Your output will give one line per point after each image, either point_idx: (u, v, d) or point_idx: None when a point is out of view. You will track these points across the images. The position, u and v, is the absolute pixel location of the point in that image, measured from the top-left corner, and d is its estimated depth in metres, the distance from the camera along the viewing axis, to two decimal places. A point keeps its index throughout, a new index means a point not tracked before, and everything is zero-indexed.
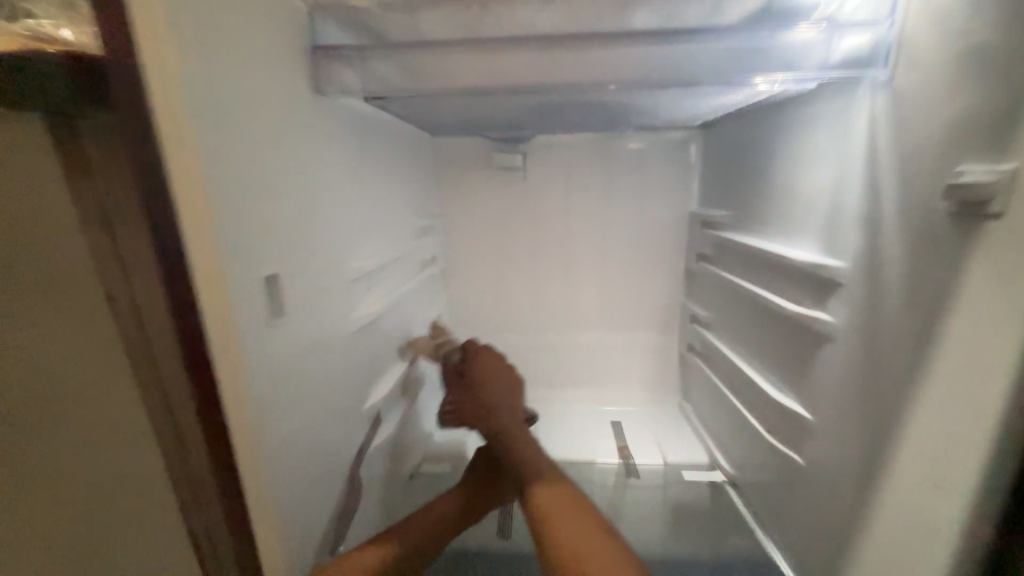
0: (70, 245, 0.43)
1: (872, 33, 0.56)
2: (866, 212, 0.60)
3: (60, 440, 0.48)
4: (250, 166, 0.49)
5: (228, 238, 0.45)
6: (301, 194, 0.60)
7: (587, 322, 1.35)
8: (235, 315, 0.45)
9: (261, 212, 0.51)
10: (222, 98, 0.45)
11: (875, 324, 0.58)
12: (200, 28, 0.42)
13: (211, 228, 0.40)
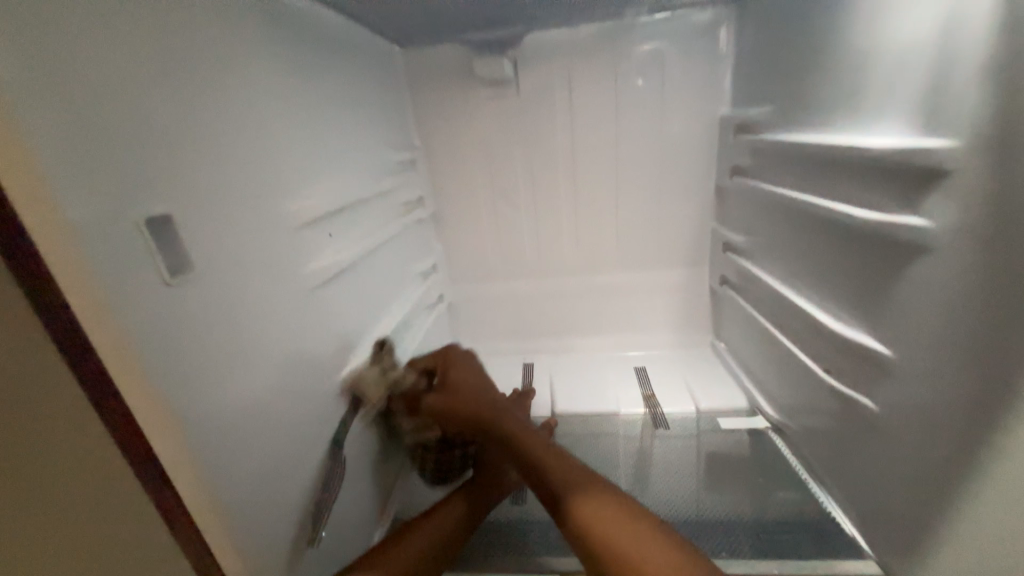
0: None
1: None
2: (991, 58, 0.41)
3: None
4: (81, 47, 0.34)
5: (51, 147, 0.32)
6: (202, 113, 0.46)
7: (601, 260, 1.20)
8: (86, 259, 0.33)
9: (115, 118, 0.37)
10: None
11: (996, 215, 0.42)
12: None
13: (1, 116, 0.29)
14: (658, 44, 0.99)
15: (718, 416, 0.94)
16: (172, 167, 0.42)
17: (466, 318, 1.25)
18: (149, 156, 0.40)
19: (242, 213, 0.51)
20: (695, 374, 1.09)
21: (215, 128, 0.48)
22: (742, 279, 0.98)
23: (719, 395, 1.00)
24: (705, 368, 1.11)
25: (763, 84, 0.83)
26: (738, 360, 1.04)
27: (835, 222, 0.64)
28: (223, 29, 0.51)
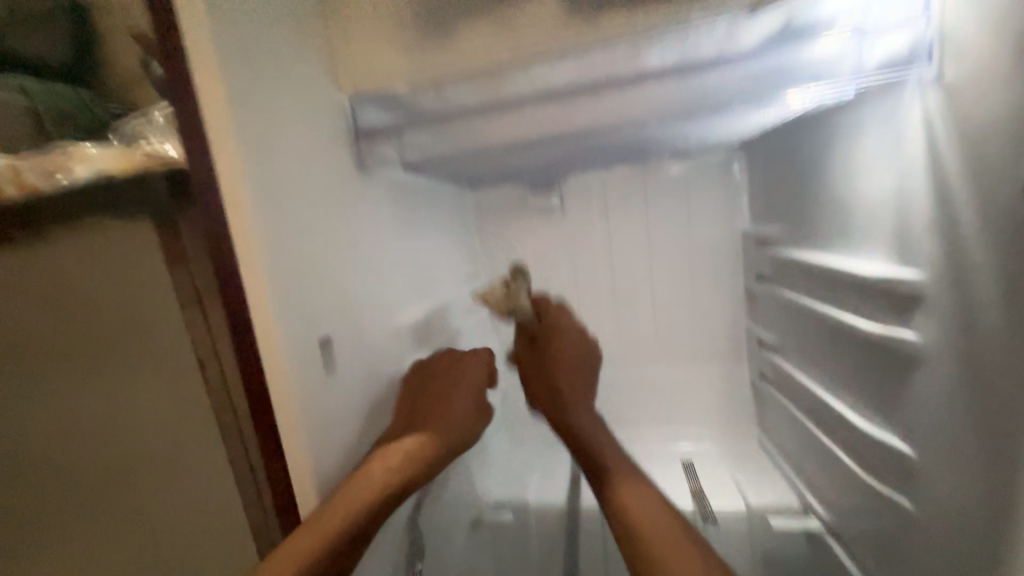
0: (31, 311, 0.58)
1: (906, 33, 0.53)
2: (935, 215, 0.54)
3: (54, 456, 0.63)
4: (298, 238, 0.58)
5: (282, 293, 0.54)
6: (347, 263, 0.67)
7: (642, 353, 1.29)
8: (284, 358, 0.54)
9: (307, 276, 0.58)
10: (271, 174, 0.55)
11: (973, 340, 0.51)
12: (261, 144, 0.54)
13: (264, 274, 0.52)
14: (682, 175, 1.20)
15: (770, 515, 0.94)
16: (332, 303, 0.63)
17: None
18: (324, 295, 0.61)
19: (367, 329, 0.70)
20: (743, 469, 1.10)
21: (354, 271, 0.69)
22: (779, 375, 1.04)
23: (770, 492, 1.00)
24: (754, 464, 1.12)
25: (773, 208, 0.99)
26: (786, 457, 1.05)
27: (847, 330, 0.73)
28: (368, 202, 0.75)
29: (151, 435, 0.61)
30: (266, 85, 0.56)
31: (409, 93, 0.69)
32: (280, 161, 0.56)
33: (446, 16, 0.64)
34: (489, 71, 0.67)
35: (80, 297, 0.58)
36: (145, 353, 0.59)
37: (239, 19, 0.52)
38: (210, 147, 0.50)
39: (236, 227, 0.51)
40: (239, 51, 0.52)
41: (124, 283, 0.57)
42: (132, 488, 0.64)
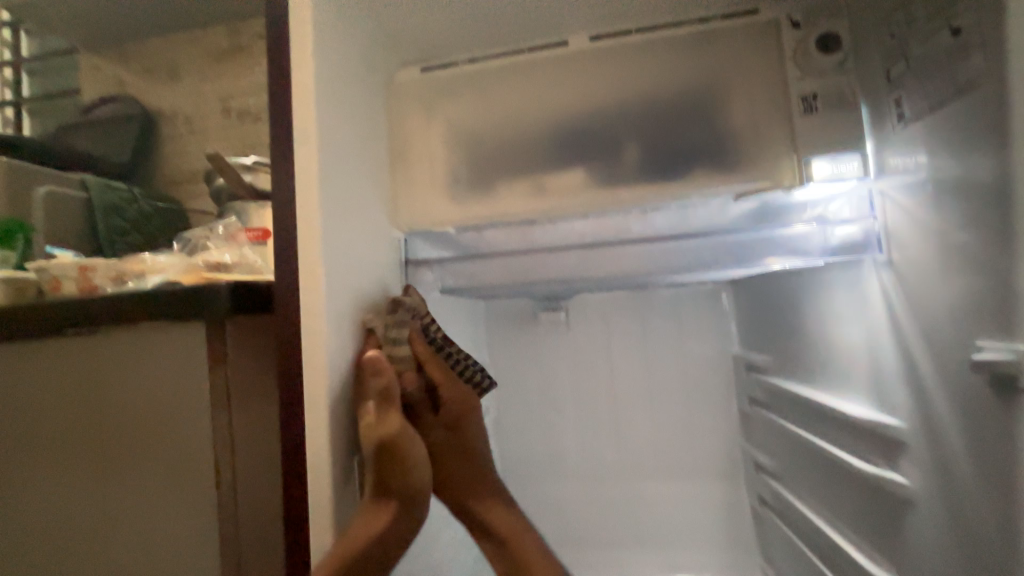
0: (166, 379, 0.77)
1: (860, 225, 0.68)
2: (903, 372, 0.63)
3: (137, 491, 0.78)
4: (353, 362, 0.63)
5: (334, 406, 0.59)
6: None
7: (641, 469, 1.29)
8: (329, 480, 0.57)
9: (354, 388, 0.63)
10: (343, 296, 0.62)
11: (953, 494, 0.57)
12: (341, 279, 0.62)
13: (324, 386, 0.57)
14: None
15: None
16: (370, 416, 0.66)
17: None
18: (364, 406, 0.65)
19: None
20: None
21: None
22: (779, 502, 1.06)
23: None
24: None
25: (759, 339, 1.09)
26: None
27: (840, 466, 0.79)
28: None
29: (163, 508, 0.76)
30: (352, 228, 0.66)
31: (453, 233, 0.82)
32: (350, 281, 0.64)
33: (490, 180, 0.79)
34: (520, 221, 0.80)
35: (151, 393, 0.77)
36: (175, 440, 0.76)
37: (339, 178, 0.64)
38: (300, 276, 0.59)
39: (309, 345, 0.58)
40: (337, 203, 0.63)
41: (177, 384, 0.76)
42: (137, 554, 0.78)
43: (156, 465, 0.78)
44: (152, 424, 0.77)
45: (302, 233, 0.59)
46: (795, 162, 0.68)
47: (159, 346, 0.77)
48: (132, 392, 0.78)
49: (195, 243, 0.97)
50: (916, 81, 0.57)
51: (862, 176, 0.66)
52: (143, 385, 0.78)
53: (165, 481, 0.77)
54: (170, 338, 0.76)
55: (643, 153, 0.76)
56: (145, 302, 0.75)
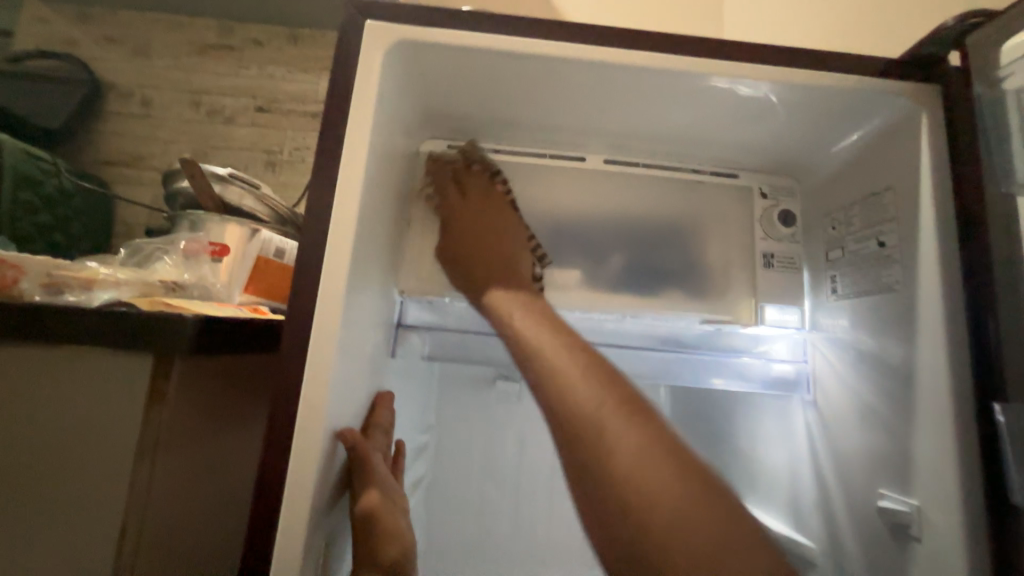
0: (71, 406, 0.65)
1: (795, 366, 0.82)
2: (821, 501, 0.75)
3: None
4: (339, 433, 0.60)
5: (318, 487, 0.53)
6: None
7: (568, 553, 1.29)
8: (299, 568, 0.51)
9: (338, 465, 0.58)
10: (347, 363, 0.59)
11: None
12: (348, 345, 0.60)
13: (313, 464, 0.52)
14: None
15: None
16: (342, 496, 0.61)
17: None
18: (342, 486, 0.60)
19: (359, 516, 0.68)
20: None
21: None
22: None
23: None
24: None
25: None
26: None
27: None
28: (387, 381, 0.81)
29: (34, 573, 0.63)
30: (364, 291, 0.65)
31: (447, 302, 0.82)
32: (354, 345, 0.62)
33: None
34: None
35: (56, 431, 0.65)
36: (70, 492, 0.64)
37: (365, 243, 0.64)
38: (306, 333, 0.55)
39: (306, 418, 0.52)
40: (360, 264, 0.61)
41: (91, 423, 0.65)
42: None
43: (23, 508, 0.64)
44: (44, 466, 0.65)
45: (325, 296, 0.55)
46: (753, 304, 0.82)
47: (79, 377, 0.66)
48: (20, 412, 0.65)
49: (148, 252, 0.86)
50: (848, 269, 0.73)
51: (800, 326, 0.80)
52: (39, 406, 0.65)
53: (37, 527, 0.64)
54: (98, 365, 0.66)
55: (631, 266, 0.86)
56: (82, 325, 0.65)
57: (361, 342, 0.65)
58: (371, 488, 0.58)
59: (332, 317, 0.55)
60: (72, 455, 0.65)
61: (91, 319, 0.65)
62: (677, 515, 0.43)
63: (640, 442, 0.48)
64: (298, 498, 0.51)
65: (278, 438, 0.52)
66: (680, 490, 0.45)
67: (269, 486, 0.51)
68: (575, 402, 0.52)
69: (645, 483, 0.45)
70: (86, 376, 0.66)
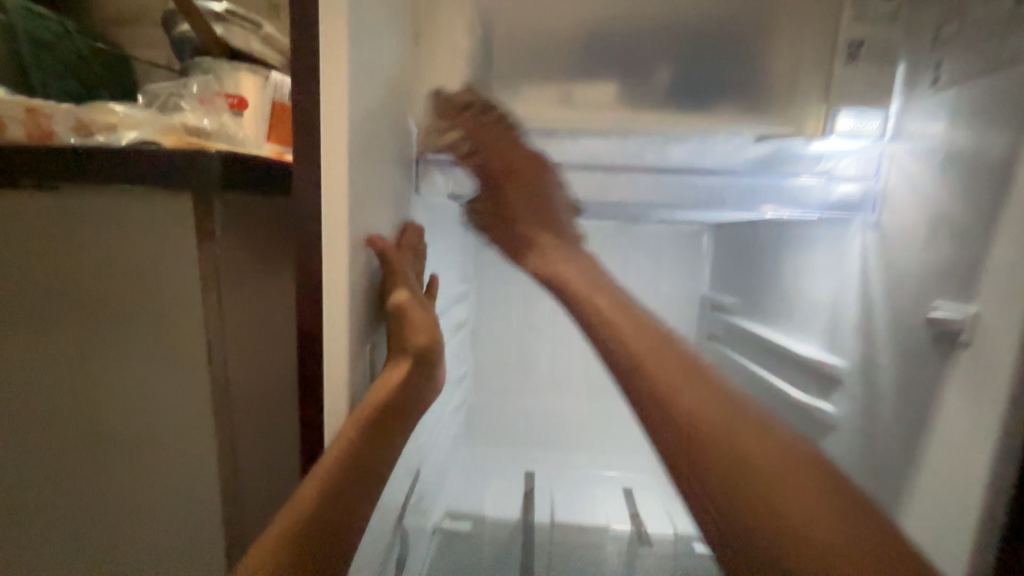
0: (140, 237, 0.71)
1: (861, 184, 0.71)
2: (861, 323, 0.72)
3: (102, 342, 0.74)
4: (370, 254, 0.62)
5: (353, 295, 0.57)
6: None
7: (602, 387, 1.42)
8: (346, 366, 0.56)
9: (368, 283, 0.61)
10: (365, 183, 0.58)
11: (871, 424, 0.69)
12: (365, 165, 0.58)
13: (341, 273, 0.54)
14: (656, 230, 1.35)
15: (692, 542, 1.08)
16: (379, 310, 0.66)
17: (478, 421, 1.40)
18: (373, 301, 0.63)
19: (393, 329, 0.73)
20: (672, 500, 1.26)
21: None
22: None
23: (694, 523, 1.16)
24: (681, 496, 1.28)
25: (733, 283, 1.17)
26: None
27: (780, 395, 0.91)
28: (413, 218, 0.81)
29: (146, 381, 0.74)
30: (376, 110, 0.60)
31: None
32: (371, 167, 0.60)
33: (515, 78, 0.74)
34: (540, 130, 0.76)
35: (131, 260, 0.72)
36: (155, 316, 0.73)
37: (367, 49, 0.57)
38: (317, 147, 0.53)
39: (330, 231, 0.54)
40: (364, 72, 0.56)
41: (153, 257, 0.71)
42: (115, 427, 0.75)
43: (120, 322, 0.73)
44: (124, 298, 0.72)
45: (326, 104, 0.51)
46: (823, 111, 0.69)
47: (139, 210, 0.70)
48: (96, 242, 0.71)
49: (164, 98, 0.83)
50: (965, 46, 0.57)
51: (878, 136, 0.68)
52: (112, 237, 0.71)
53: (134, 337, 0.74)
54: (153, 201, 0.70)
55: (677, 76, 0.73)
56: (127, 159, 0.67)
57: (378, 169, 0.63)
58: (401, 287, 0.62)
59: (338, 127, 0.52)
60: (151, 279, 0.72)
61: (135, 153, 0.67)
62: (838, 537, 0.49)
63: (780, 450, 0.55)
64: (333, 306, 0.55)
65: (310, 252, 0.54)
66: (805, 473, 0.53)
67: (309, 295, 0.55)
68: (815, 522, 0.49)
69: (832, 541, 0.48)
70: (145, 210, 0.70)
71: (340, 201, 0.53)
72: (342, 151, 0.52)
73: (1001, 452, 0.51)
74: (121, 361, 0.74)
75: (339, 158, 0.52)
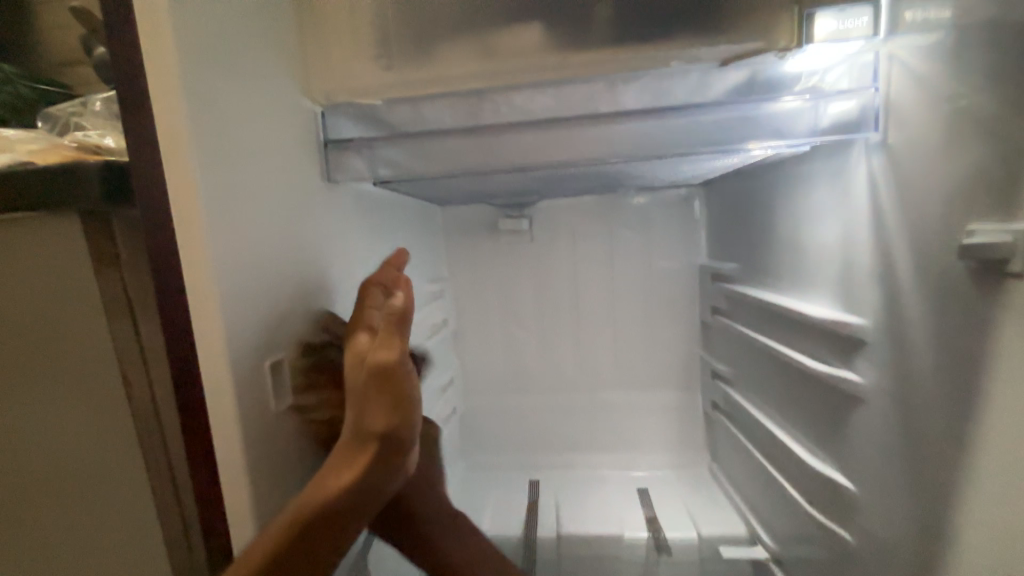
0: (49, 289, 0.53)
1: (859, 98, 0.57)
2: (877, 270, 0.59)
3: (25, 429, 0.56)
4: (262, 258, 0.53)
5: (231, 309, 0.48)
6: (300, 275, 0.60)
7: (604, 380, 1.29)
8: (234, 396, 0.48)
9: (261, 287, 0.53)
10: (235, 179, 0.50)
11: (906, 392, 0.55)
12: (229, 158, 0.50)
13: (209, 282, 0.46)
14: (642, 201, 1.23)
15: (720, 546, 0.94)
16: (283, 322, 0.57)
17: (474, 430, 1.31)
18: (270, 310, 0.55)
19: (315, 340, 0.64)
20: (694, 497, 1.12)
21: (322, 268, 0.66)
22: (729, 406, 1.08)
23: (720, 522, 1.01)
24: (704, 492, 1.14)
25: (731, 247, 1.02)
26: (734, 485, 1.08)
27: (794, 366, 0.77)
28: (338, 212, 0.72)
29: (71, 455, 0.56)
30: (234, 93, 0.51)
31: (382, 107, 0.66)
32: (242, 160, 0.51)
33: (424, 37, 0.61)
34: (464, 92, 0.64)
35: (42, 317, 0.53)
36: (59, 375, 0.54)
37: (201, 20, 0.47)
38: (161, 147, 0.45)
39: (186, 238, 0.45)
40: (195, 45, 0.46)
41: (45, 296, 0.53)
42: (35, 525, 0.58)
43: (40, 404, 0.55)
44: (32, 336, 0.54)
45: (154, 92, 0.44)
46: (795, 19, 0.54)
47: (47, 250, 0.52)
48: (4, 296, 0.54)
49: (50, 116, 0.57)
50: None
51: (870, 36, 0.52)
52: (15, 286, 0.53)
53: (58, 418, 0.55)
54: (61, 244, 0.52)
55: (618, 9, 0.59)
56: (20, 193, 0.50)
57: (256, 157, 0.54)
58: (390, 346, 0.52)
59: (173, 113, 0.44)
60: (70, 340, 0.53)
61: (21, 183, 0.50)
62: None
63: None
64: (210, 323, 0.47)
65: (172, 269, 0.46)
66: None
67: (175, 318, 0.46)
68: None
69: None
70: (51, 253, 0.52)
71: (191, 202, 0.45)
72: (186, 147, 0.45)
73: None
74: (47, 448, 0.56)
75: (186, 155, 0.45)
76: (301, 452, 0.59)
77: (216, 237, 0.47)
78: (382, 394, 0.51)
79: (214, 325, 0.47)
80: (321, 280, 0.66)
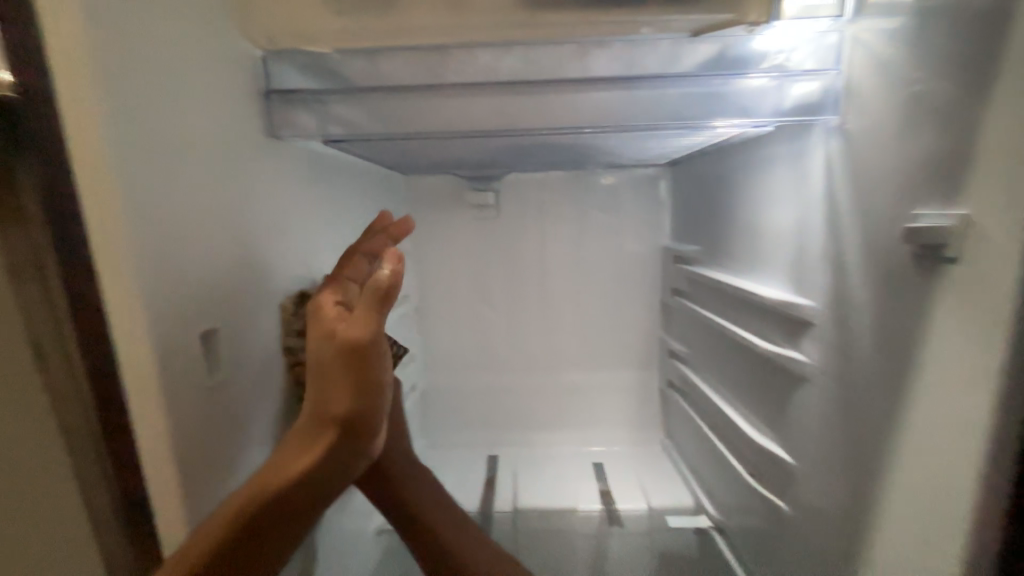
0: None
1: (820, 80, 0.57)
2: (828, 253, 0.60)
3: None
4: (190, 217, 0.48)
5: (150, 275, 0.42)
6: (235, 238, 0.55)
7: (565, 358, 1.30)
8: (155, 373, 0.43)
9: (188, 249, 0.47)
10: (152, 124, 0.44)
11: (846, 371, 0.58)
12: (143, 99, 0.43)
13: (117, 245, 0.40)
14: (609, 180, 1.22)
15: (668, 516, 0.99)
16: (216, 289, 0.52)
17: (435, 407, 1.30)
18: (196, 274, 0.49)
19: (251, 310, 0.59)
20: (647, 470, 1.16)
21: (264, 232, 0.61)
22: (684, 384, 1.12)
23: (669, 494, 1.06)
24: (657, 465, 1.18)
25: (693, 229, 1.04)
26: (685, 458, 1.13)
27: (745, 346, 0.80)
28: (283, 172, 0.66)
29: None
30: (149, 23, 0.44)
31: (332, 57, 0.60)
32: (160, 103, 0.45)
33: None
34: (424, 46, 0.60)
35: None
36: None
37: None
38: (51, 79, 0.37)
39: (90, 181, 0.39)
40: None
41: None
42: None
43: None
44: None
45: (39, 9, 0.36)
46: None
47: None
48: None
49: None
50: None
51: (835, 16, 0.53)
52: None
53: None
54: None
55: None
56: None
57: (178, 100, 0.47)
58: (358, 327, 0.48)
59: (68, 39, 0.37)
60: None
61: None
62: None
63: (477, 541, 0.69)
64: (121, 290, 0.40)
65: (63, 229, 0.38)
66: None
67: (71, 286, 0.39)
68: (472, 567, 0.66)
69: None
70: None
71: (92, 147, 0.38)
72: (84, 81, 0.37)
73: (1003, 407, 0.39)
74: None
75: (85, 91, 0.38)
76: (240, 426, 0.56)
77: (130, 190, 0.41)
78: (348, 375, 0.49)
79: (125, 291, 0.41)
80: (264, 243, 0.61)
